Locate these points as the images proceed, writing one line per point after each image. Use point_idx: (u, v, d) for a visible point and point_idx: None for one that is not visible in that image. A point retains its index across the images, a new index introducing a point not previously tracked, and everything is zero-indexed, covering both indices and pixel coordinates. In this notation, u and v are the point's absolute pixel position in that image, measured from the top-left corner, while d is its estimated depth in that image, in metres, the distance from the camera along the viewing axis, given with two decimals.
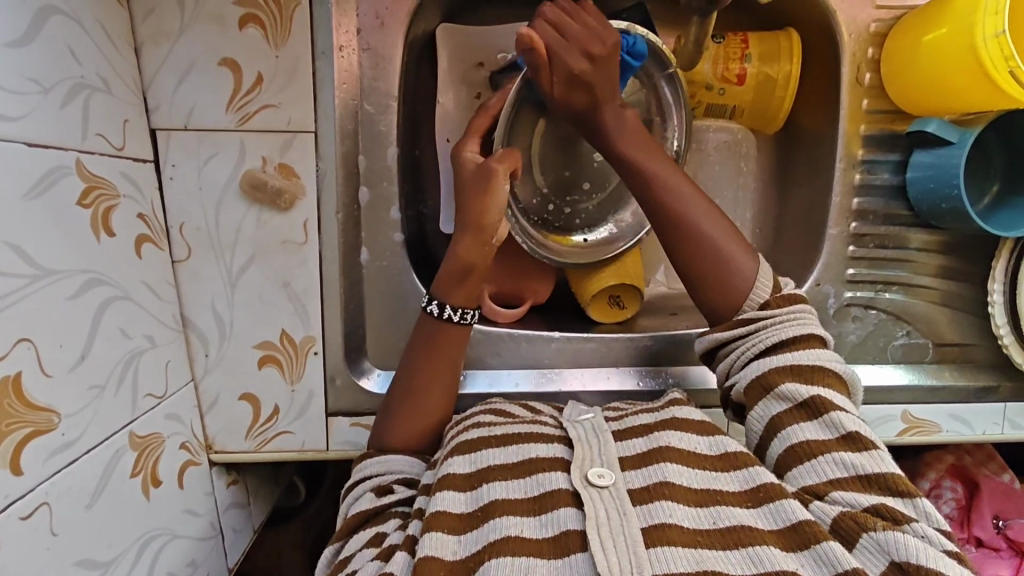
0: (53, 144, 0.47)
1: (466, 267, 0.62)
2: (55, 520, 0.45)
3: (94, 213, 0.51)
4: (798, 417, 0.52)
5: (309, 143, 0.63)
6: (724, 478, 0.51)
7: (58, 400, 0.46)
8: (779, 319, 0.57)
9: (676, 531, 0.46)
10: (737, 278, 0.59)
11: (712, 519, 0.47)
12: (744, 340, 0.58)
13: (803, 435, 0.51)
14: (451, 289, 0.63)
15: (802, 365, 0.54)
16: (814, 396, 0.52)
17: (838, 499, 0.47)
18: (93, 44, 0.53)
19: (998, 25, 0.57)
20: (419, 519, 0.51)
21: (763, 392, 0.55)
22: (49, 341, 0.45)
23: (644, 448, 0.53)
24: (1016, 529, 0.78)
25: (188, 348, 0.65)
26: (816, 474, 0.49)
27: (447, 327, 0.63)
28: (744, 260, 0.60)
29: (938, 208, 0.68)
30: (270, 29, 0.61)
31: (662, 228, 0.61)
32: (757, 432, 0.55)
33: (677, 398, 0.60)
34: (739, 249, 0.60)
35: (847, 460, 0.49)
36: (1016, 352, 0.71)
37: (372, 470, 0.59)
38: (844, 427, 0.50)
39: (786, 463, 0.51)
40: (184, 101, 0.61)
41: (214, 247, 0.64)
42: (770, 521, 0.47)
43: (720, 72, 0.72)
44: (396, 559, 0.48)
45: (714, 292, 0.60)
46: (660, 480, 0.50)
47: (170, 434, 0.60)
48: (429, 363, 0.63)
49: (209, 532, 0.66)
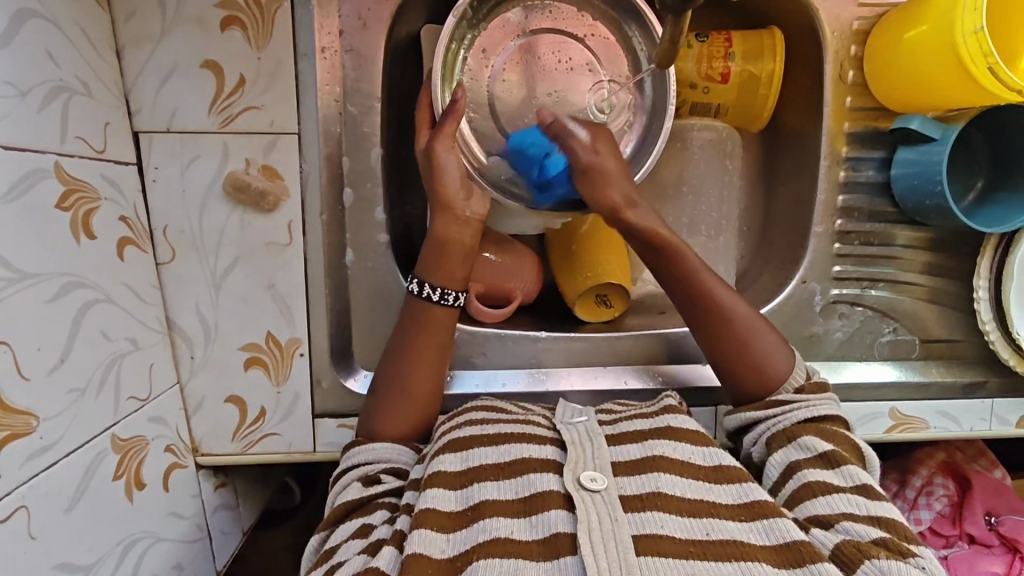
0: (31, 147, 0.47)
1: (445, 245, 0.63)
2: (33, 523, 0.44)
3: (74, 216, 0.51)
4: (814, 463, 0.53)
5: (293, 145, 0.63)
6: (717, 490, 0.51)
7: (36, 403, 0.45)
8: (809, 401, 0.59)
9: (668, 542, 0.46)
10: (770, 365, 0.61)
11: (705, 531, 0.47)
12: (774, 418, 0.59)
13: (817, 475, 0.52)
14: (435, 270, 0.63)
15: (827, 429, 0.56)
16: (835, 450, 0.53)
17: (843, 528, 0.48)
18: (72, 47, 0.53)
19: (977, 20, 0.57)
20: (408, 515, 0.52)
21: (785, 440, 0.56)
22: (27, 344, 0.45)
23: (637, 455, 0.53)
24: (1008, 525, 0.78)
25: (174, 350, 0.65)
26: (830, 505, 0.50)
27: (431, 309, 0.63)
28: (781, 356, 0.61)
29: (923, 205, 0.68)
30: (252, 31, 0.61)
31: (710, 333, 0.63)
32: (773, 477, 0.55)
33: (671, 405, 0.60)
34: (773, 340, 0.62)
35: (859, 501, 0.50)
36: (1001, 348, 0.71)
37: (361, 458, 0.59)
38: (861, 479, 0.51)
39: (798, 497, 0.52)
40: (167, 103, 0.61)
41: (198, 249, 0.64)
42: (764, 537, 0.47)
43: (704, 71, 0.72)
44: (384, 554, 0.48)
45: (751, 377, 0.61)
46: (653, 489, 0.50)
47: (154, 436, 0.60)
48: (419, 346, 0.63)
49: (195, 535, 0.66)
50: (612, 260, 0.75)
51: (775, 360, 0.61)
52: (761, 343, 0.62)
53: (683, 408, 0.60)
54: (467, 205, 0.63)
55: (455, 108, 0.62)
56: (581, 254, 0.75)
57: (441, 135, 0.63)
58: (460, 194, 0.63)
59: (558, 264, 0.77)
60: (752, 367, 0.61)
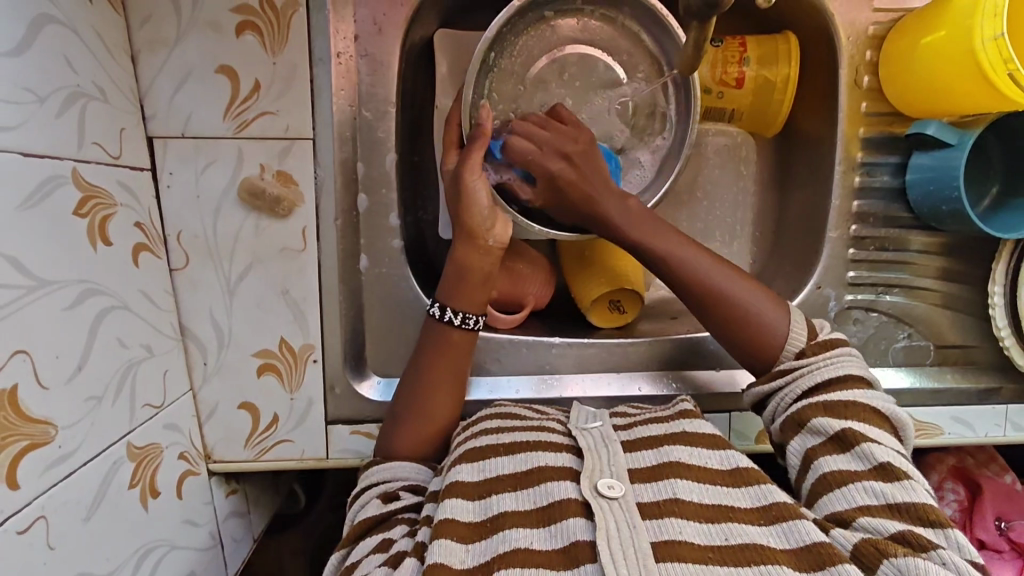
0: (50, 154, 0.47)
1: (464, 270, 0.63)
2: (52, 533, 0.44)
3: (91, 222, 0.51)
4: (828, 449, 0.52)
5: (307, 150, 0.63)
6: (736, 494, 0.50)
7: (54, 412, 0.45)
8: (814, 364, 0.58)
9: (687, 547, 0.45)
10: (769, 333, 0.60)
11: (724, 535, 0.46)
12: (783, 391, 0.58)
13: (834, 465, 0.51)
14: (456, 293, 0.63)
15: (835, 401, 0.55)
16: (847, 428, 0.52)
17: (863, 525, 0.46)
18: (89, 53, 0.52)
19: (997, 28, 0.57)
20: (428, 525, 0.51)
21: (797, 427, 0.55)
22: (46, 353, 0.45)
23: (653, 461, 0.53)
24: (1017, 530, 0.78)
25: (187, 356, 0.64)
26: (846, 500, 0.49)
27: (450, 334, 0.63)
28: (774, 315, 0.60)
29: (938, 211, 0.68)
30: (267, 36, 0.60)
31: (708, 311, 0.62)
32: (795, 470, 0.55)
33: (687, 408, 0.60)
34: (768, 304, 0.61)
35: (877, 488, 0.48)
36: (1016, 354, 0.71)
37: (379, 476, 0.59)
38: (877, 457, 0.50)
39: (818, 493, 0.51)
40: (182, 108, 0.60)
41: (212, 255, 0.63)
42: (784, 541, 0.46)
43: (719, 76, 0.72)
44: (405, 565, 0.48)
45: (752, 348, 0.61)
46: (670, 496, 0.49)
47: (168, 444, 0.60)
48: (436, 371, 0.62)
49: (208, 542, 0.65)
50: (626, 268, 0.75)
51: (770, 320, 0.60)
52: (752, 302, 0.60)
53: (699, 411, 0.60)
54: (491, 233, 0.63)
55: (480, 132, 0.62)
56: (593, 260, 0.75)
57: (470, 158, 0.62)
58: (486, 221, 0.62)
59: (571, 269, 0.77)
60: (750, 337, 0.60)
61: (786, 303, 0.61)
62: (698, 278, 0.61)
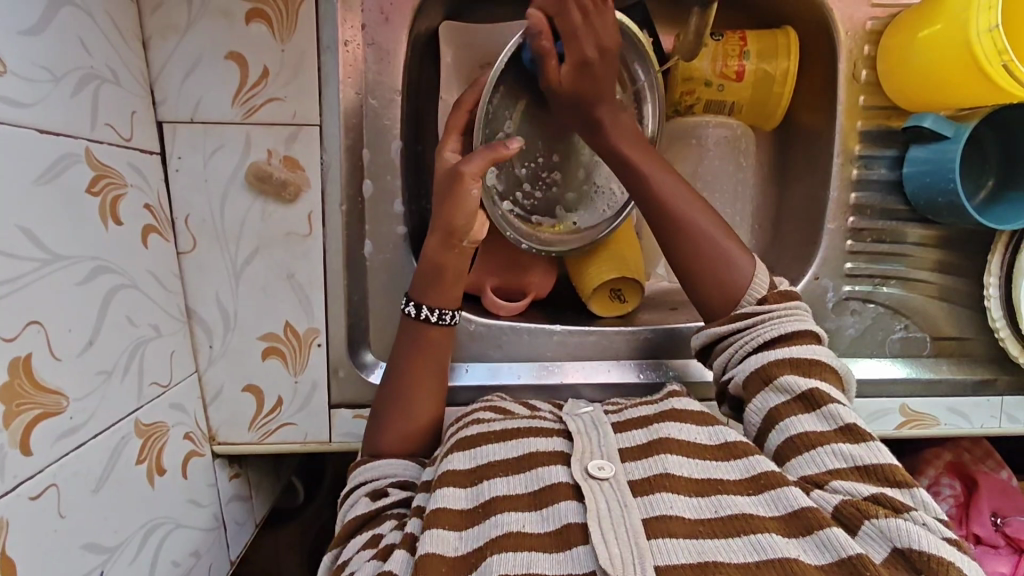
0: (65, 132, 0.48)
1: (443, 267, 0.63)
2: (63, 502, 0.45)
3: (103, 201, 0.52)
4: (795, 407, 0.53)
5: (314, 136, 0.64)
6: (724, 467, 0.51)
7: (66, 384, 0.46)
8: (777, 314, 0.58)
9: (677, 523, 0.46)
10: (734, 277, 0.61)
11: (713, 508, 0.47)
12: (748, 336, 0.58)
13: (802, 426, 0.51)
14: (429, 291, 0.64)
15: (801, 358, 0.55)
16: (813, 389, 0.53)
17: (834, 488, 0.48)
18: (103, 36, 0.54)
19: (992, 20, 0.58)
20: (419, 517, 0.52)
21: (763, 383, 0.55)
22: (59, 325, 0.46)
23: (644, 439, 0.54)
24: (1013, 526, 0.78)
25: (193, 338, 0.65)
26: (815, 463, 0.49)
27: (428, 330, 0.64)
28: (741, 260, 0.61)
29: (935, 203, 0.69)
30: (276, 24, 0.61)
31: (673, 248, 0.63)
32: (756, 423, 0.55)
33: (674, 391, 0.61)
34: (735, 249, 0.61)
35: (846, 451, 0.49)
36: (1011, 346, 0.72)
37: (369, 474, 0.60)
38: (842, 418, 0.51)
39: (785, 454, 0.52)
40: (191, 94, 0.61)
41: (219, 238, 0.64)
42: (771, 508, 0.47)
43: (719, 69, 0.72)
44: (395, 557, 0.49)
45: (716, 295, 0.61)
46: (660, 471, 0.50)
47: (175, 423, 0.61)
48: (419, 371, 0.63)
49: (212, 523, 0.66)
50: (625, 256, 0.76)
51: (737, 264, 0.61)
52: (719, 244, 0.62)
53: (684, 392, 0.61)
54: (467, 234, 0.62)
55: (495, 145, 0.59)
56: (594, 248, 0.76)
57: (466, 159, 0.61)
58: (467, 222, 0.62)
59: (571, 259, 0.78)
60: (712, 279, 0.61)
61: (751, 252, 0.62)
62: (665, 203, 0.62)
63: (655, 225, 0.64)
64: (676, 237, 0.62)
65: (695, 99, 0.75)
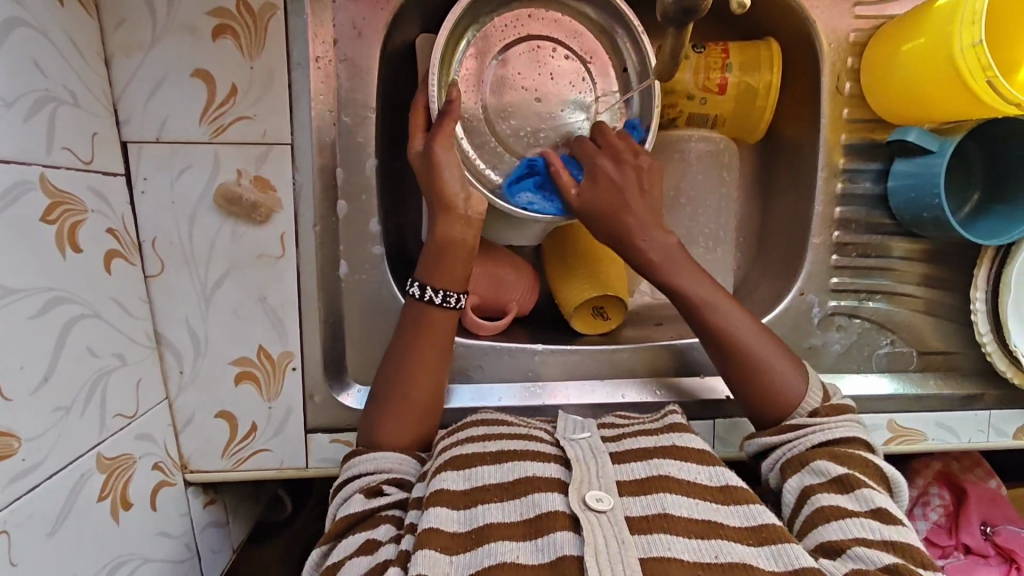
0: (16, 160, 0.46)
1: (445, 247, 0.62)
2: (15, 549, 0.43)
3: (60, 229, 0.50)
4: (826, 488, 0.52)
5: (286, 156, 0.62)
6: (725, 511, 0.50)
7: (18, 424, 0.44)
8: (825, 422, 0.58)
9: (675, 566, 0.45)
10: (781, 390, 0.60)
11: (713, 553, 0.46)
12: (790, 443, 0.58)
13: (830, 501, 0.51)
14: (433, 272, 0.62)
15: (842, 451, 0.55)
16: (850, 474, 0.52)
17: (854, 555, 0.46)
18: (59, 56, 0.51)
19: (975, 34, 0.57)
20: (412, 534, 0.50)
21: (798, 465, 0.55)
22: (9, 363, 0.44)
23: (643, 475, 0.53)
24: (1004, 535, 0.78)
25: (162, 364, 0.63)
26: (841, 531, 0.49)
27: (431, 313, 0.62)
28: (794, 379, 0.60)
29: (920, 217, 0.68)
30: (244, 40, 0.59)
31: (728, 370, 0.62)
32: (790, 505, 0.54)
33: (677, 423, 0.59)
34: (788, 363, 0.61)
35: (873, 525, 0.49)
36: (999, 360, 0.71)
37: (363, 468, 0.58)
38: (875, 501, 0.50)
39: (811, 523, 0.51)
40: (157, 113, 0.59)
41: (188, 261, 0.62)
42: (772, 563, 0.46)
43: (701, 82, 0.71)
44: (388, 575, 0.46)
45: (763, 405, 0.61)
46: (659, 511, 0.49)
47: (142, 454, 0.59)
48: (419, 351, 0.62)
49: (183, 554, 0.64)
50: (607, 273, 0.74)
51: (787, 382, 0.60)
52: (767, 363, 0.61)
53: (687, 424, 0.60)
54: (468, 206, 0.62)
55: (452, 108, 0.61)
56: (576, 264, 0.75)
57: (438, 134, 0.61)
58: (461, 195, 0.62)
59: (555, 276, 0.76)
60: (761, 392, 0.61)
61: (800, 364, 0.62)
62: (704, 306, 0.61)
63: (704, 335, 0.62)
64: (732, 369, 0.62)
65: (677, 112, 0.73)
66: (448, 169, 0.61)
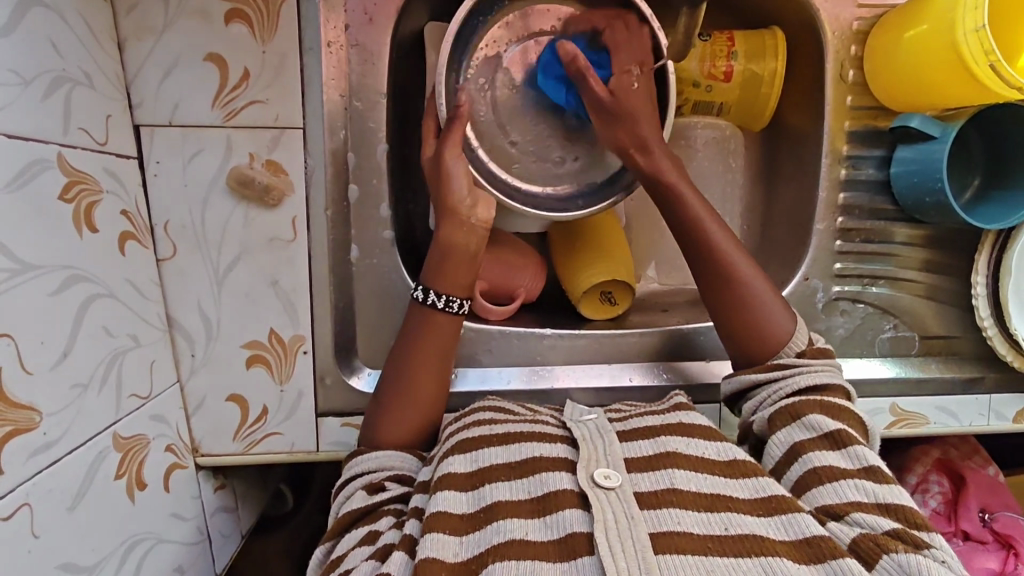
0: (35, 137, 0.46)
1: (449, 253, 0.62)
2: (36, 521, 0.43)
3: (76, 209, 0.50)
4: (816, 444, 0.53)
5: (297, 141, 0.62)
6: (735, 485, 0.51)
7: (38, 398, 0.44)
8: (811, 367, 0.59)
9: (685, 539, 0.45)
10: (769, 328, 0.62)
11: (723, 525, 0.47)
12: (777, 383, 0.60)
13: (824, 460, 0.52)
14: (439, 279, 0.62)
15: (829, 403, 0.56)
16: (840, 430, 0.53)
17: (855, 521, 0.48)
18: (74, 37, 0.52)
19: (978, 19, 0.58)
20: (418, 520, 0.50)
21: (788, 419, 0.56)
22: (30, 337, 0.44)
23: (650, 451, 0.53)
24: (1001, 522, 0.79)
25: (174, 347, 0.64)
26: (837, 494, 0.50)
27: (436, 317, 0.62)
28: (782, 317, 0.62)
29: (922, 203, 0.69)
30: (256, 25, 0.60)
31: (717, 291, 0.64)
32: (774, 458, 0.55)
33: (682, 403, 0.61)
34: (779, 303, 0.63)
35: (867, 486, 0.50)
36: (999, 344, 0.72)
37: (367, 465, 0.58)
38: (866, 458, 0.51)
39: (805, 484, 0.52)
40: (169, 96, 0.60)
41: (200, 245, 0.63)
42: (783, 532, 0.47)
43: (707, 70, 0.72)
44: (393, 559, 0.47)
45: (752, 340, 0.62)
46: (667, 486, 0.50)
47: (156, 435, 0.59)
48: (423, 353, 0.62)
49: (196, 537, 0.64)
50: (616, 259, 0.75)
51: (776, 318, 0.62)
52: (762, 296, 0.63)
53: (692, 405, 0.61)
54: (472, 212, 0.63)
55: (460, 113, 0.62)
56: (585, 249, 0.75)
57: (449, 140, 0.62)
58: (467, 200, 0.63)
59: (562, 263, 0.77)
60: (750, 324, 0.62)
61: (794, 313, 0.63)
62: (696, 223, 0.64)
63: (699, 257, 0.64)
64: (722, 291, 0.63)
65: (683, 100, 0.74)
66: (455, 180, 0.62)
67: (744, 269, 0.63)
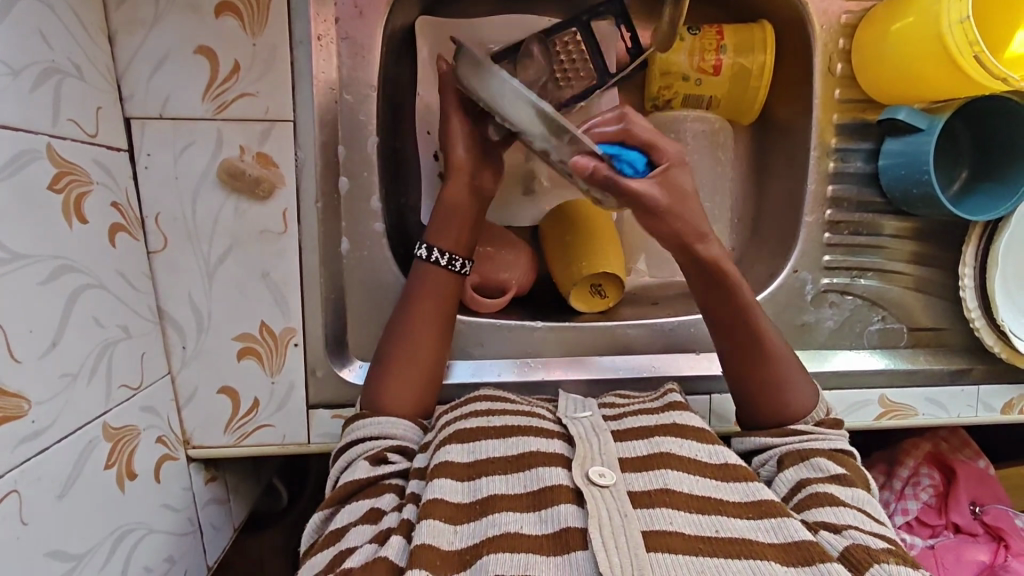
0: (23, 127, 0.46)
1: (454, 209, 0.65)
2: (25, 509, 0.43)
3: (66, 199, 0.50)
4: (824, 481, 0.54)
5: (287, 133, 0.62)
6: (724, 489, 0.51)
7: (27, 387, 0.44)
8: (828, 433, 0.59)
9: (676, 538, 0.46)
10: (793, 398, 0.61)
11: (714, 528, 0.47)
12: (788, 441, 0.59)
13: (828, 489, 0.53)
14: (443, 235, 0.65)
15: (837, 454, 0.57)
16: (846, 475, 0.54)
17: (851, 534, 0.48)
18: (65, 29, 0.52)
19: (963, 11, 0.58)
20: (415, 505, 0.51)
21: (797, 459, 0.57)
22: (18, 326, 0.44)
23: (645, 452, 0.54)
24: (992, 515, 0.80)
25: (165, 339, 0.64)
26: (837, 515, 0.50)
27: (436, 274, 0.64)
28: (806, 391, 0.62)
29: (910, 194, 0.69)
30: (247, 18, 0.60)
31: (745, 354, 0.62)
32: (779, 493, 0.56)
33: (676, 402, 0.61)
34: (803, 377, 0.63)
35: (865, 518, 0.50)
36: (986, 336, 0.73)
37: (367, 432, 0.58)
38: (865, 503, 0.52)
39: (807, 504, 0.52)
40: (159, 89, 0.60)
41: (191, 237, 0.63)
42: (773, 536, 0.47)
43: (696, 63, 0.72)
44: (392, 542, 0.48)
45: (771, 406, 0.62)
46: (661, 486, 0.50)
47: (146, 427, 0.59)
48: (425, 310, 0.63)
49: (187, 528, 0.65)
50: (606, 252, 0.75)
51: (799, 394, 0.62)
52: (790, 371, 0.62)
53: (686, 404, 0.61)
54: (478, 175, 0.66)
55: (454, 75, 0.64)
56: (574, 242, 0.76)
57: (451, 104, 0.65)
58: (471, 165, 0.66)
59: (552, 257, 0.78)
60: (773, 390, 0.62)
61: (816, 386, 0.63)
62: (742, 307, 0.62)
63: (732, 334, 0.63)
64: (751, 359, 0.62)
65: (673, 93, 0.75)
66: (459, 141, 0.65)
67: (772, 335, 0.62)
